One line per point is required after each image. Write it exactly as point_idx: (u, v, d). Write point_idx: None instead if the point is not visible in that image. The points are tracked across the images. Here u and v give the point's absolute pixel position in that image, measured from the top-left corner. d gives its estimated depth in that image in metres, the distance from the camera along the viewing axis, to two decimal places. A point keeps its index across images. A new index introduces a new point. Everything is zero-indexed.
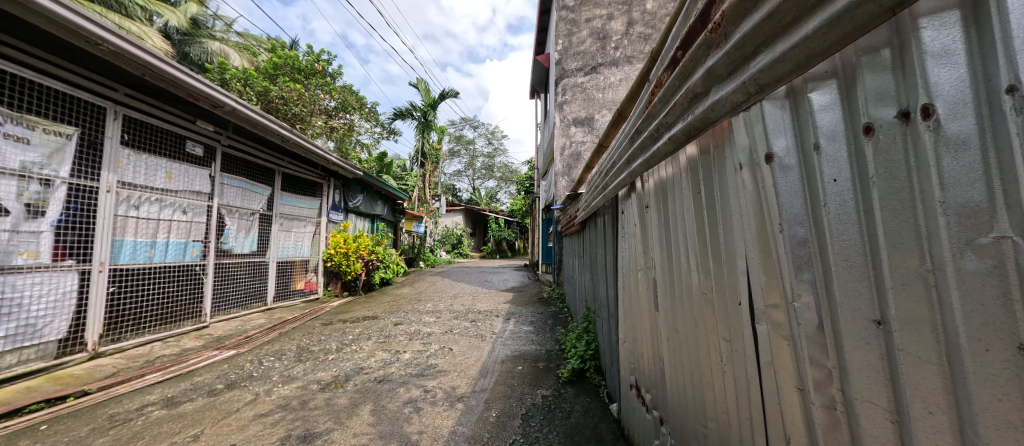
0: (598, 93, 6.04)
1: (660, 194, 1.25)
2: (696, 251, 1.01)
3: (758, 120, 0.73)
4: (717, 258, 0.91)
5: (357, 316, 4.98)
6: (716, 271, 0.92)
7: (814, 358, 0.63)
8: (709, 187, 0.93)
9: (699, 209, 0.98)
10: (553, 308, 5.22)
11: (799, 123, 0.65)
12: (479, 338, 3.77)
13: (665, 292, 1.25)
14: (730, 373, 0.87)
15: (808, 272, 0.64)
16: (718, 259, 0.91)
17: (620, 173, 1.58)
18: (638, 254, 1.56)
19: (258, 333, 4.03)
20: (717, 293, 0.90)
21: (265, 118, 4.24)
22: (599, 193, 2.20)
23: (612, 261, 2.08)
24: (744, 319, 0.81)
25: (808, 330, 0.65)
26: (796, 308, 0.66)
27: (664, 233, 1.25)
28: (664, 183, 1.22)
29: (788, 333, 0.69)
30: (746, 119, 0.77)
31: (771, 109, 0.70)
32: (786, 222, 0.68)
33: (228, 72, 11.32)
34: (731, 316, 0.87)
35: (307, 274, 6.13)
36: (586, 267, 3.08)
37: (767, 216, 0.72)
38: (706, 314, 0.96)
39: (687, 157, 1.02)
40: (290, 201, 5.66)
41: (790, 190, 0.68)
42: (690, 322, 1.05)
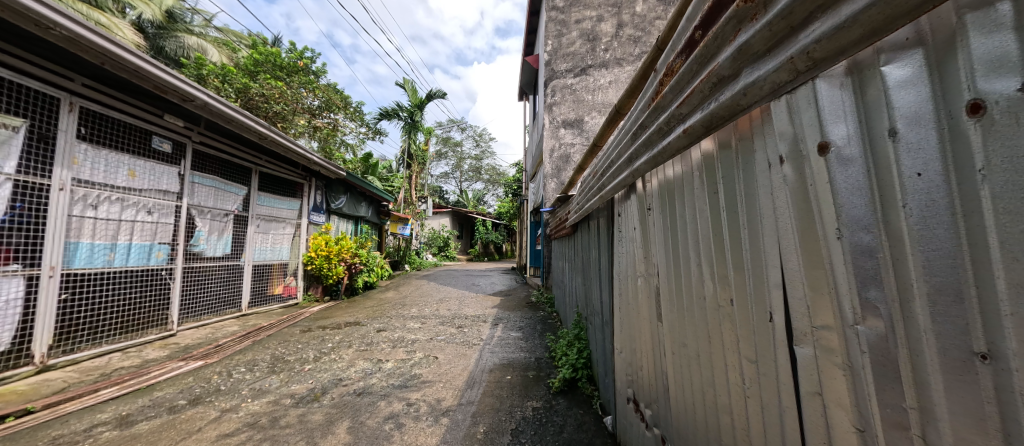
0: (588, 94, 6.01)
1: (668, 195, 1.15)
2: (718, 258, 0.89)
3: (800, 107, 0.62)
4: (744, 268, 0.79)
5: (338, 322, 4.75)
6: (741, 283, 0.80)
7: (885, 395, 0.51)
8: (733, 184, 0.82)
9: (720, 212, 0.87)
10: (541, 313, 5.12)
11: (863, 104, 0.52)
12: (466, 345, 3.63)
13: (674, 303, 1.13)
14: (761, 400, 0.75)
15: (875, 288, 0.52)
16: (743, 270, 0.80)
17: (619, 174, 1.47)
18: (639, 260, 1.46)
19: (230, 341, 3.77)
20: (744, 308, 0.79)
21: (240, 114, 3.99)
22: (593, 195, 2.10)
23: (608, 267, 1.98)
24: (778, 340, 0.70)
25: (872, 360, 0.52)
26: (860, 333, 0.54)
27: (674, 237, 1.13)
28: (673, 182, 1.12)
29: (845, 362, 0.57)
30: (785, 106, 0.65)
31: (820, 90, 0.58)
32: (844, 227, 0.56)
33: (205, 67, 10.85)
34: (761, 335, 0.75)
35: (285, 278, 5.85)
36: (578, 272, 2.98)
37: (817, 219, 0.60)
38: (728, 331, 0.85)
39: (710, 153, 0.90)
40: (268, 201, 5.39)
41: (848, 187, 0.55)
42: (709, 338, 0.93)
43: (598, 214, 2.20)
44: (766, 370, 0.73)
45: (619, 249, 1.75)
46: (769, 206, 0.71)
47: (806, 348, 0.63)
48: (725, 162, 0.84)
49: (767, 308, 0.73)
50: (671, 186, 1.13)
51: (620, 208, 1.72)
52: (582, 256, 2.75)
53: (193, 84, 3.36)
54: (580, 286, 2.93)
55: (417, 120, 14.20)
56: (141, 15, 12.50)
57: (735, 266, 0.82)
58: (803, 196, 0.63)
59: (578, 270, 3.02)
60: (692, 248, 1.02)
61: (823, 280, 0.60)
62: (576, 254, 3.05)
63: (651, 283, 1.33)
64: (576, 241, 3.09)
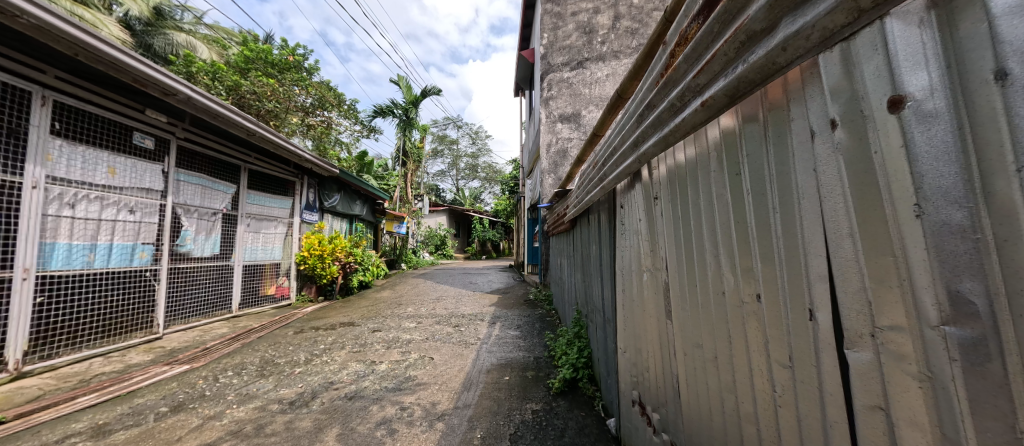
0: (585, 88, 5.91)
1: (681, 180, 1.05)
2: (743, 248, 0.79)
3: (860, 61, 0.52)
4: (778, 257, 0.69)
5: (332, 323, 4.64)
6: (772, 275, 0.71)
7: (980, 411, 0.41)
8: (763, 162, 0.72)
9: (744, 196, 0.78)
10: (540, 311, 5.04)
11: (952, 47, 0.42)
12: (463, 345, 3.54)
13: (688, 299, 1.04)
14: (799, 412, 0.65)
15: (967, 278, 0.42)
16: (776, 259, 0.70)
17: (622, 162, 1.38)
18: (646, 253, 1.36)
19: (218, 344, 3.65)
20: (777, 303, 0.70)
21: (227, 109, 3.84)
22: (593, 187, 2.00)
23: (610, 262, 1.89)
24: (825, 341, 0.60)
25: (960, 368, 0.43)
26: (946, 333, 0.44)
27: (687, 227, 1.03)
28: (686, 166, 1.02)
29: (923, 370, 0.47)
30: (837, 60, 0.55)
31: (889, 33, 0.48)
32: (921, 203, 0.46)
33: (194, 65, 10.60)
34: (800, 335, 0.65)
35: (278, 278, 5.72)
36: (577, 268, 2.90)
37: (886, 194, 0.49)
38: (755, 330, 0.76)
39: (736, 128, 0.79)
40: (258, 200, 5.25)
41: (926, 154, 0.45)
42: (731, 338, 0.83)
43: (599, 207, 2.11)
44: (806, 376, 0.64)
45: (622, 242, 1.66)
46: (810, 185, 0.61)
47: (865, 352, 0.54)
48: (751, 139, 0.74)
49: (808, 304, 0.63)
50: (684, 170, 1.03)
51: (622, 199, 1.63)
52: (582, 251, 2.66)
53: (177, 78, 3.23)
54: (579, 282, 2.85)
55: (412, 117, 14.05)
56: (129, 12, 12.24)
57: (765, 256, 0.73)
58: (861, 171, 0.53)
59: (577, 266, 2.93)
60: (711, 238, 0.92)
61: (891, 268, 0.50)
62: (575, 249, 2.96)
63: (659, 277, 1.24)
64: (575, 236, 3.00)
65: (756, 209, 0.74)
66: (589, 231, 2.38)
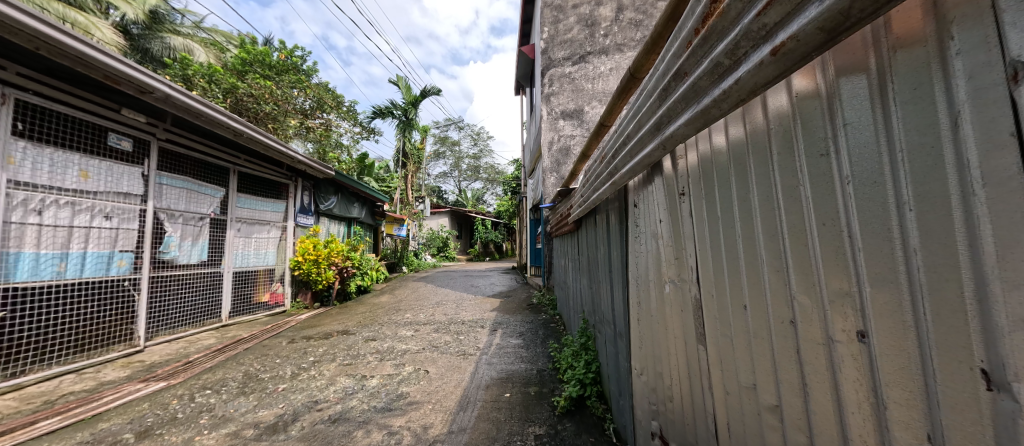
0: (587, 83, 5.68)
1: (724, 169, 0.81)
2: (833, 262, 0.55)
3: None
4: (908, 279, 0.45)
5: (325, 331, 4.43)
6: (892, 305, 0.47)
7: None
8: (874, 132, 0.48)
9: (834, 186, 0.54)
10: (543, 316, 4.81)
11: None
12: (461, 356, 3.32)
13: (734, 323, 0.80)
14: None
15: None
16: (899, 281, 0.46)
17: (637, 152, 1.14)
18: (669, 261, 1.12)
19: (202, 357, 3.45)
20: (904, 349, 0.46)
21: (210, 108, 3.66)
22: (600, 183, 1.76)
23: (621, 268, 1.65)
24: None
25: None
26: None
27: (732, 231, 0.80)
28: (733, 150, 0.78)
29: None
30: None
31: None
32: None
33: (190, 68, 10.50)
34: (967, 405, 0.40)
35: (271, 284, 5.53)
36: (583, 273, 2.66)
37: None
38: (858, 384, 0.52)
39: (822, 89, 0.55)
40: (250, 204, 5.06)
41: None
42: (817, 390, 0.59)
43: (607, 206, 1.87)
44: None
45: (637, 246, 1.42)
46: (973, 166, 0.38)
47: None
48: (850, 102, 0.50)
49: (979, 360, 0.39)
50: (730, 156, 0.79)
51: (638, 196, 1.38)
52: (588, 253, 2.43)
53: (152, 74, 3.04)
54: (585, 289, 2.61)
55: (412, 118, 13.86)
56: (126, 17, 12.18)
57: (875, 276, 0.49)
58: None
59: (582, 271, 2.70)
60: (774, 245, 0.68)
61: None
62: (581, 252, 2.72)
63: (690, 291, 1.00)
64: (580, 238, 2.76)
65: (860, 204, 0.50)
66: (596, 233, 2.14)
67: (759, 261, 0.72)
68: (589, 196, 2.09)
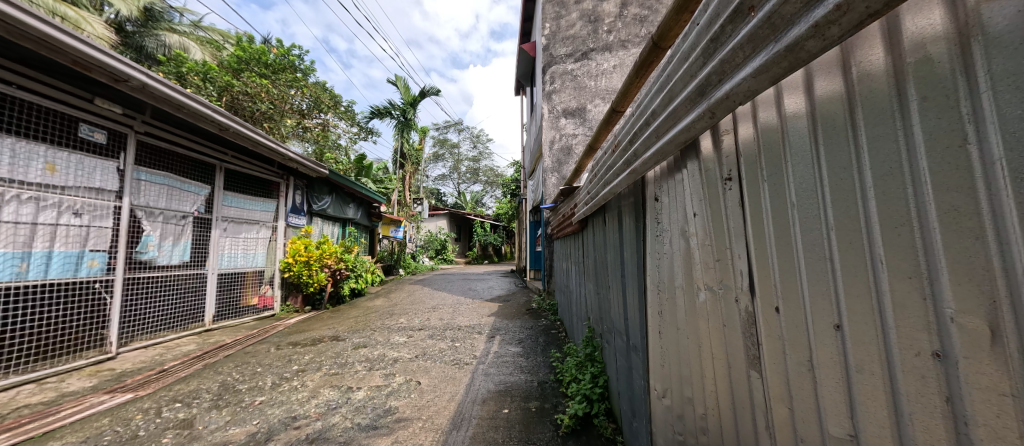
0: (590, 80, 5.49)
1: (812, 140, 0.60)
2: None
3: None
4: None
5: (314, 337, 4.20)
6: None
7: None
8: None
9: None
10: (543, 322, 4.58)
11: None
12: (456, 366, 3.09)
13: (822, 346, 0.59)
14: None
15: None
16: None
17: (666, 131, 0.93)
18: (705, 262, 0.91)
19: (178, 365, 3.22)
20: None
21: (192, 99, 3.45)
22: (611, 175, 1.56)
23: (637, 270, 1.44)
24: None
25: None
26: None
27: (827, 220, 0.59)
28: (826, 115, 0.58)
29: None
30: None
31: None
32: None
33: (184, 65, 10.32)
34: None
35: (260, 287, 5.29)
36: (588, 276, 2.47)
37: None
38: None
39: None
40: (237, 202, 4.86)
41: None
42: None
43: (619, 201, 1.67)
44: None
45: (660, 245, 1.21)
46: None
47: None
48: None
49: None
50: (822, 120, 0.58)
51: (661, 187, 1.18)
52: (594, 254, 2.22)
53: (128, 62, 2.84)
54: (590, 293, 2.41)
55: (411, 118, 13.67)
56: (122, 14, 12.04)
57: None
58: None
59: (587, 274, 2.50)
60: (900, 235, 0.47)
61: None
62: (586, 252, 2.53)
63: (737, 301, 0.80)
64: (585, 238, 2.56)
65: None
66: (605, 232, 1.94)
67: (873, 262, 0.51)
68: (596, 192, 1.89)
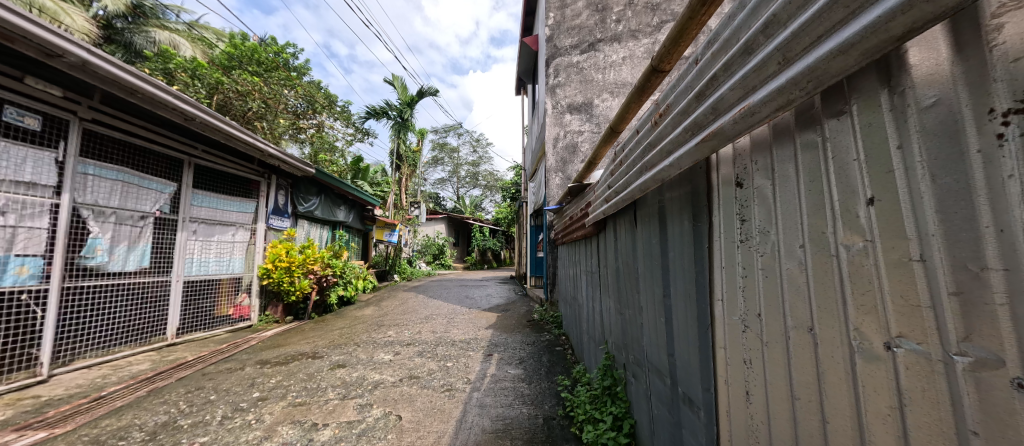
0: (598, 73, 5.12)
1: None
2: None
3: None
4: None
5: (287, 353, 3.72)
6: None
7: None
8: None
9: None
10: (547, 337, 4.13)
11: None
12: (446, 393, 2.64)
13: None
14: None
15: None
16: None
17: (822, 37, 0.48)
18: (892, 295, 0.47)
19: (119, 391, 2.74)
20: None
21: (148, 83, 3.03)
22: (652, 155, 1.12)
23: (695, 291, 1.00)
24: None
25: None
26: None
27: None
28: None
29: None
30: None
31: None
32: None
33: (172, 62, 9.93)
34: None
35: (235, 296, 4.82)
36: (607, 291, 2.02)
37: None
38: None
39: None
40: (209, 202, 4.41)
41: None
42: None
43: (659, 193, 1.23)
44: None
45: (751, 255, 0.76)
46: None
47: None
48: None
49: None
50: None
51: (759, 161, 0.73)
52: (617, 263, 1.78)
53: (65, 34, 2.44)
54: (610, 310, 1.97)
55: (408, 119, 13.26)
56: (110, 10, 11.68)
57: None
58: None
59: (606, 288, 2.05)
60: None
61: None
62: (603, 261, 2.08)
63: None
64: (602, 243, 2.12)
65: None
66: (633, 237, 1.50)
67: None
68: (624, 182, 1.45)
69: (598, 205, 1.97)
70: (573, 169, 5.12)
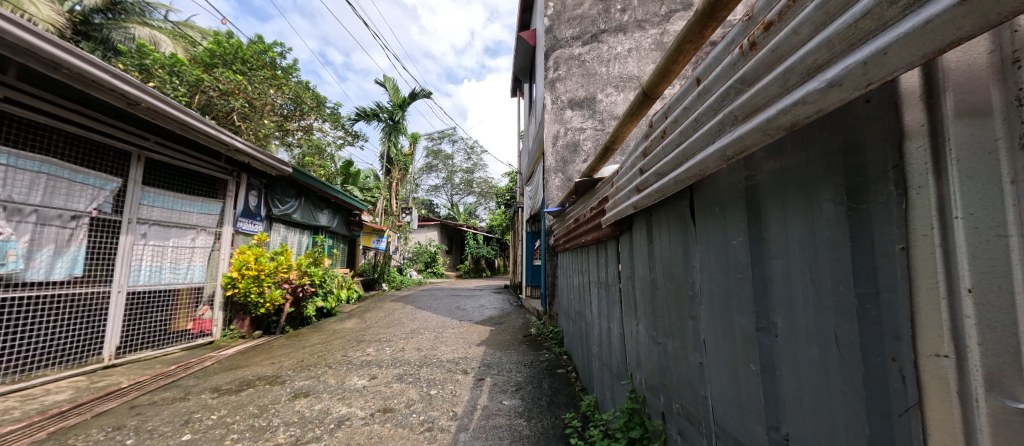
0: (601, 66, 4.84)
1: None
2: None
3: None
4: None
5: (244, 377, 3.17)
6: None
7: None
8: None
9: None
10: (547, 355, 3.67)
11: None
12: (427, 435, 2.12)
13: None
14: None
15: None
16: None
17: None
18: None
19: (16, 432, 2.17)
20: None
21: (77, 56, 2.58)
22: (749, 98, 0.67)
23: (857, 330, 0.54)
24: None
25: None
26: None
27: None
28: None
29: None
30: None
31: None
32: None
33: (149, 58, 9.35)
34: None
35: (195, 309, 4.27)
36: (632, 310, 1.57)
37: None
38: None
39: None
40: (163, 202, 3.89)
41: None
42: None
43: (747, 167, 0.79)
44: None
45: None
46: None
47: None
48: None
49: None
50: None
51: None
52: (650, 275, 1.34)
53: None
54: (637, 337, 1.52)
55: (399, 121, 12.87)
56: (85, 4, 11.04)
57: None
58: None
59: (630, 306, 1.60)
60: None
61: None
62: (625, 270, 1.64)
63: None
64: (623, 249, 1.68)
65: None
66: (684, 238, 1.06)
67: None
68: (676, 159, 1.00)
69: (622, 200, 1.52)
70: (574, 169, 4.74)
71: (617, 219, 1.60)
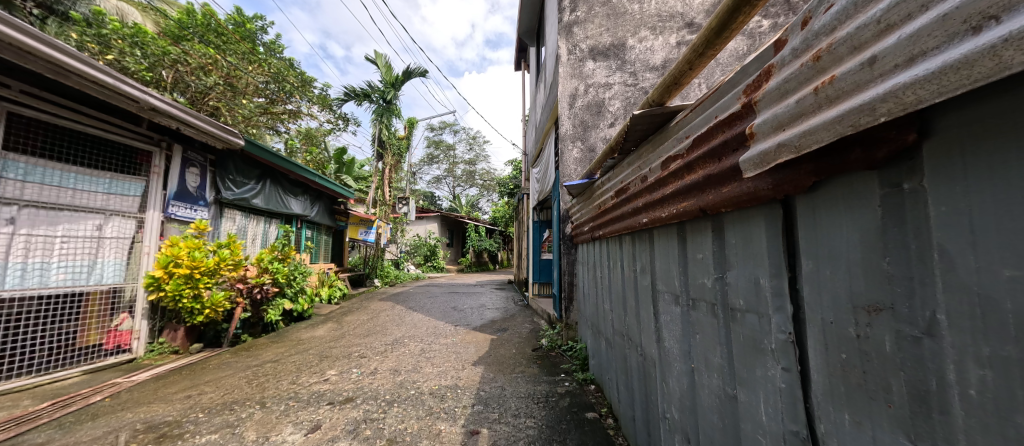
0: (631, 4, 3.76)
1: None
2: None
3: None
4: None
5: (127, 425, 2.17)
6: None
7: None
8: None
9: None
10: (569, 388, 2.63)
11: None
12: None
13: None
14: None
15: None
16: None
17: None
18: None
19: None
20: None
21: None
22: None
23: None
24: None
25: None
26: None
27: None
28: None
29: None
30: None
31: None
32: None
33: (105, 28, 8.16)
34: None
35: (111, 318, 3.29)
36: (891, 408, 0.53)
37: None
38: None
39: None
40: (45, 176, 2.88)
41: None
42: None
43: None
44: None
45: None
46: None
47: None
48: None
49: None
50: None
51: None
52: None
53: None
54: None
55: (393, 102, 11.72)
56: None
57: None
58: None
59: (871, 391, 0.56)
60: None
61: None
62: (843, 286, 0.60)
63: None
64: (832, 230, 0.62)
65: None
66: None
67: None
68: None
69: (918, 57, 0.42)
70: (597, 136, 3.67)
71: (857, 130, 0.50)
